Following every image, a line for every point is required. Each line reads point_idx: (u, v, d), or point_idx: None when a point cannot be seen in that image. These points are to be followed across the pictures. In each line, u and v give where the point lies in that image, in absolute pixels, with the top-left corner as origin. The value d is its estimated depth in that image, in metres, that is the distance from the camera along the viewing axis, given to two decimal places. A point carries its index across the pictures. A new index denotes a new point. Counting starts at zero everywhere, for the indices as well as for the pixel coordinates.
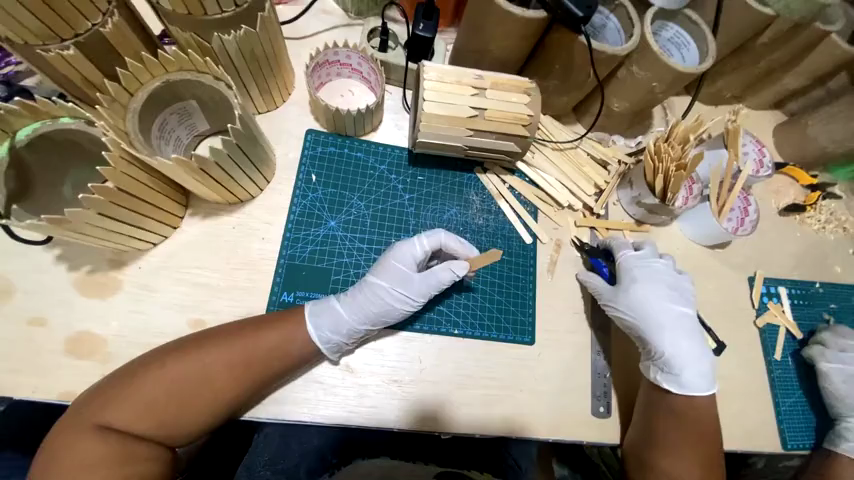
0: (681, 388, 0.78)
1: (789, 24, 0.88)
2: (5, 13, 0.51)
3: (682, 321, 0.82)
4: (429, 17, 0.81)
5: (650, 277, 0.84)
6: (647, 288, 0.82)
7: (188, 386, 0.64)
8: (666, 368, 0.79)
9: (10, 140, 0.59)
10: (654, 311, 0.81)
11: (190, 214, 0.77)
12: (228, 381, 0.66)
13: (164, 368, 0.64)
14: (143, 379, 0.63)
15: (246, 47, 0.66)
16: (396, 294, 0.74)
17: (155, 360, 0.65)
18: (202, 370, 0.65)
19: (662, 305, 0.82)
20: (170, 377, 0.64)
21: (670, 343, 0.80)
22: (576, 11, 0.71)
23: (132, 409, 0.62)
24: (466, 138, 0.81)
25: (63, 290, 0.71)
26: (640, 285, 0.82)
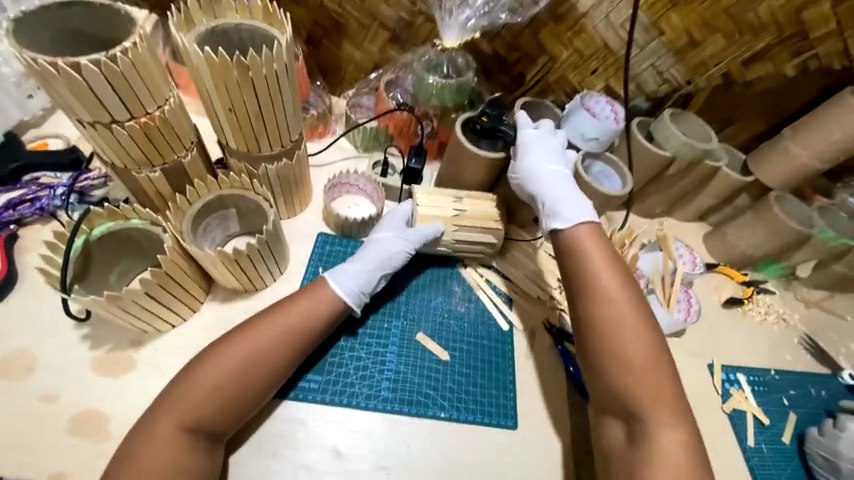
0: (564, 223, 0.90)
1: (686, 162, 1.19)
2: (122, 149, 0.72)
3: (561, 174, 0.97)
4: (419, 154, 1.09)
5: (539, 145, 0.99)
6: (542, 171, 0.97)
7: (243, 361, 0.73)
8: (547, 210, 0.93)
9: (86, 234, 0.74)
10: (545, 176, 0.96)
11: (210, 299, 0.88)
12: (277, 350, 0.76)
13: (223, 348, 0.74)
14: (205, 362, 0.73)
15: (283, 172, 0.89)
16: (395, 242, 0.94)
17: (213, 346, 0.75)
18: (252, 344, 0.75)
19: (544, 152, 0.98)
20: (229, 355, 0.73)
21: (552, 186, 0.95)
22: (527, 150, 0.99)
23: (201, 391, 0.70)
24: (452, 232, 1.00)
25: (80, 368, 0.77)
26: (533, 173, 0.97)
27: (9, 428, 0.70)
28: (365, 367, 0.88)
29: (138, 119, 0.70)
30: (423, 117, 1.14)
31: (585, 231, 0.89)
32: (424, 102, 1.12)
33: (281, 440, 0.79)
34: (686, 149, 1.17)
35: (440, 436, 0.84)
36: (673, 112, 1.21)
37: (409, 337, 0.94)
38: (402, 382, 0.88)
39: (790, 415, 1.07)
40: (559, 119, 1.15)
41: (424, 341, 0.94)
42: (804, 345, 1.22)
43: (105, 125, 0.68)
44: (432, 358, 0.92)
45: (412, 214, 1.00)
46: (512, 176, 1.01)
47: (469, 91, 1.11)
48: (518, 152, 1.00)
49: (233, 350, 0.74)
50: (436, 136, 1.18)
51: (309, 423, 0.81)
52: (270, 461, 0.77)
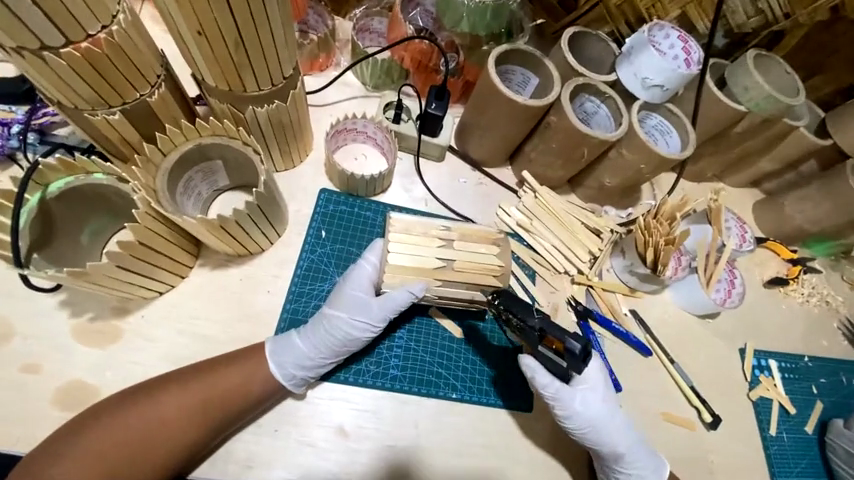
0: None
1: (759, 119, 0.98)
2: (65, 84, 0.56)
3: (623, 431, 0.77)
4: (441, 97, 0.90)
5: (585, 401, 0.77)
6: (603, 424, 0.76)
7: (147, 431, 0.62)
8: (613, 456, 0.77)
9: (41, 191, 0.62)
10: (606, 426, 0.76)
11: (200, 263, 0.79)
12: (190, 424, 0.64)
13: (131, 408, 0.63)
14: (104, 421, 0.61)
15: (275, 117, 0.73)
16: (353, 324, 0.73)
17: (119, 404, 0.63)
18: (165, 411, 0.63)
19: (607, 391, 0.79)
20: (135, 420, 0.62)
21: (617, 442, 0.77)
22: (560, 359, 0.72)
23: (87, 457, 0.59)
24: (435, 288, 0.75)
25: (61, 336, 0.70)
26: (604, 420, 0.76)
27: None
28: (373, 343, 0.82)
29: (77, 44, 0.54)
30: (448, 48, 0.94)
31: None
32: (450, 29, 0.91)
33: (281, 417, 0.74)
34: (770, 102, 0.94)
35: (449, 418, 0.79)
36: (757, 54, 0.97)
37: (419, 311, 0.86)
38: (411, 360, 0.82)
39: (817, 404, 1.01)
40: (617, 57, 0.93)
41: (437, 318, 0.86)
42: (843, 331, 1.12)
43: (35, 53, 0.52)
44: (446, 336, 0.85)
45: (381, 264, 0.75)
46: (559, 410, 0.76)
47: (508, 15, 0.88)
48: (580, 387, 0.78)
49: (142, 416, 0.62)
50: (461, 74, 0.97)
51: (314, 400, 0.76)
52: (268, 439, 0.72)
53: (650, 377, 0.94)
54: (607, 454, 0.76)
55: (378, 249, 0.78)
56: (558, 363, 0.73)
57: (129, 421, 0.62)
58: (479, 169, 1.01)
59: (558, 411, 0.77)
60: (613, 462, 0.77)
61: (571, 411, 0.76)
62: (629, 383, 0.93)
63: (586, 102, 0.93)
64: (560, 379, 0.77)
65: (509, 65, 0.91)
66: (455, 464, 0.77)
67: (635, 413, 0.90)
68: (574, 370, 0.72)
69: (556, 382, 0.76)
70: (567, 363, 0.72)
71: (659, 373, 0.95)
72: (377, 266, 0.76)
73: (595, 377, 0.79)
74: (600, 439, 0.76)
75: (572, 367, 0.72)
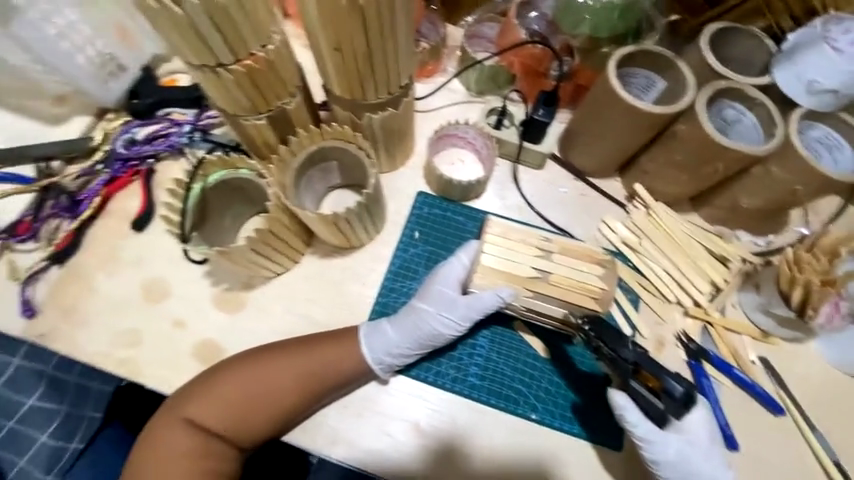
0: None
1: None
2: (229, 95, 0.67)
3: None
4: (550, 104, 0.89)
5: (682, 453, 0.67)
6: (700, 479, 0.68)
7: (258, 390, 0.71)
8: None
9: (201, 183, 0.75)
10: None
11: (310, 252, 0.87)
12: (291, 391, 0.71)
13: (247, 369, 0.72)
14: (227, 375, 0.72)
15: (388, 124, 0.78)
16: (441, 320, 0.74)
17: (238, 363, 0.73)
18: (272, 376, 0.72)
19: (711, 445, 0.69)
20: (250, 379, 0.72)
21: None
22: (655, 400, 0.66)
23: (215, 402, 0.70)
24: (527, 298, 0.72)
25: (203, 301, 0.85)
26: (701, 474, 0.68)
27: (153, 343, 0.82)
28: (455, 349, 0.82)
29: (242, 62, 0.64)
30: (562, 52, 0.90)
31: None
32: (568, 33, 0.86)
33: (365, 403, 0.79)
34: None
35: (526, 437, 0.76)
36: None
37: (502, 322, 0.83)
38: (491, 371, 0.80)
39: None
40: (773, 57, 0.79)
41: (521, 331, 0.83)
42: None
43: (210, 68, 0.63)
44: (529, 352, 0.81)
45: (472, 264, 0.75)
46: (649, 455, 0.68)
47: (636, 13, 0.82)
48: (677, 435, 0.68)
49: (255, 377, 0.72)
50: (573, 77, 0.91)
51: (395, 392, 0.79)
52: (352, 421, 0.78)
53: (779, 442, 0.78)
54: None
55: (471, 250, 0.77)
56: (651, 403, 0.67)
57: (242, 383, 0.71)
58: (583, 179, 0.95)
59: (647, 455, 0.69)
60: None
61: (662, 457, 0.68)
62: (748, 443, 0.78)
63: (724, 110, 0.80)
64: (653, 421, 0.68)
65: (632, 67, 0.82)
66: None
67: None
68: (670, 413, 0.66)
69: (648, 424, 0.68)
70: (661, 404, 0.66)
71: (793, 440, 0.78)
72: (469, 265, 0.76)
73: (699, 427, 0.68)
74: None
75: (668, 410, 0.65)
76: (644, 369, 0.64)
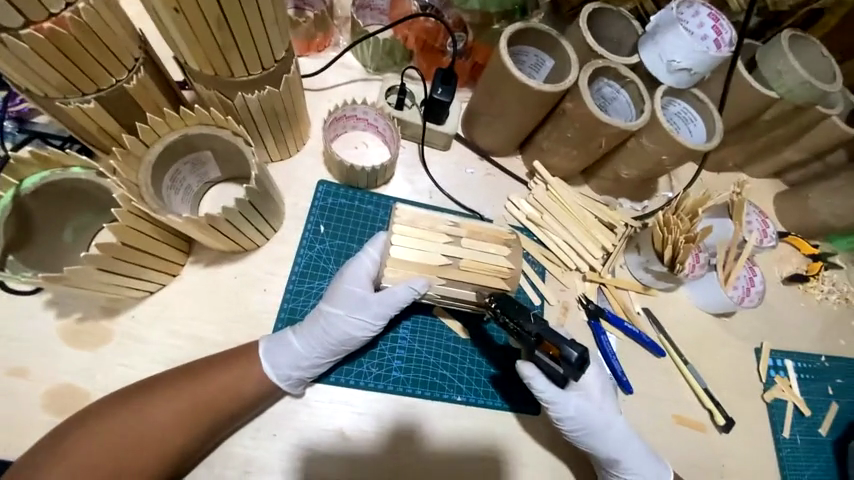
0: None
1: (790, 106, 0.90)
2: (30, 71, 0.50)
3: (626, 439, 0.74)
4: (448, 82, 0.84)
5: (582, 409, 0.74)
6: (602, 431, 0.74)
7: (135, 438, 0.58)
8: (610, 463, 0.74)
9: (14, 189, 0.57)
10: (605, 432, 0.74)
11: (192, 261, 0.75)
12: (180, 430, 0.60)
13: (116, 414, 0.59)
14: (88, 427, 0.57)
15: (268, 105, 0.67)
16: (352, 321, 0.68)
17: (103, 411, 0.59)
18: (153, 416, 0.60)
19: (606, 395, 0.77)
20: (121, 426, 0.58)
21: (617, 448, 0.74)
22: (557, 366, 0.68)
23: (71, 467, 0.55)
24: (438, 286, 0.70)
25: (48, 338, 0.67)
26: (601, 425, 0.74)
27: None
28: (375, 346, 0.78)
29: (39, 24, 0.48)
30: (455, 27, 0.88)
31: None
32: (459, 7, 0.86)
33: (280, 421, 0.71)
34: (804, 89, 0.87)
35: (455, 420, 0.76)
36: (792, 35, 0.89)
37: (422, 310, 0.82)
38: (415, 361, 0.78)
39: (832, 405, 0.98)
40: (640, 37, 0.85)
41: (441, 316, 0.82)
42: None
43: None
44: (450, 335, 0.81)
45: (382, 257, 0.71)
46: (554, 414, 0.74)
47: None
48: (577, 393, 0.75)
49: (128, 422, 0.59)
50: (469, 54, 0.90)
51: (312, 403, 0.73)
52: (267, 444, 0.70)
53: (663, 379, 0.91)
54: (603, 459, 0.74)
55: (380, 243, 0.73)
56: (554, 369, 0.69)
57: (110, 434, 0.57)
58: (488, 159, 0.96)
59: (553, 413, 0.74)
60: (609, 467, 0.75)
61: (566, 415, 0.74)
62: (639, 384, 0.89)
63: (603, 87, 0.86)
64: (556, 384, 0.73)
65: (523, 45, 0.84)
66: (461, 468, 0.74)
67: (646, 415, 0.87)
68: (571, 377, 0.68)
69: (552, 386, 0.73)
70: (563, 369, 0.67)
71: (673, 375, 0.91)
72: (379, 259, 0.72)
73: (592, 381, 0.77)
74: (597, 445, 0.74)
75: (569, 375, 0.67)
76: (545, 340, 0.65)
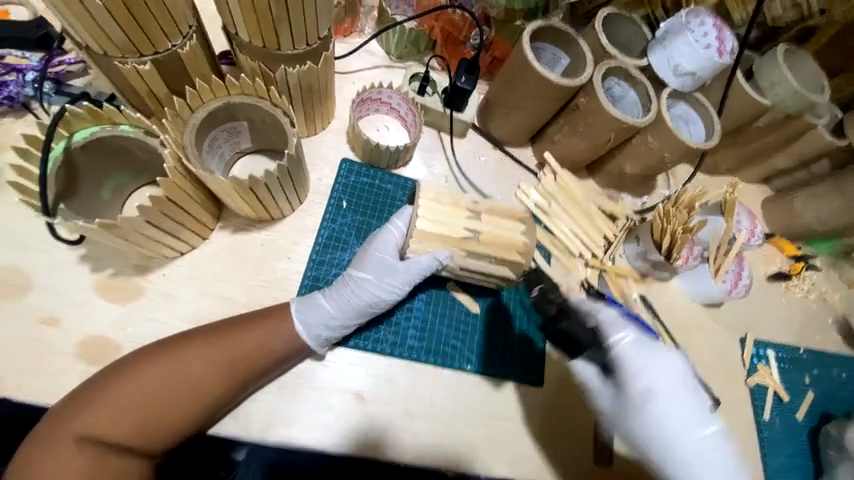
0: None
1: (781, 114, 0.97)
2: (98, 27, 0.54)
3: (689, 444, 0.68)
4: (470, 72, 0.88)
5: (633, 405, 0.70)
6: (660, 428, 0.69)
7: (173, 386, 0.61)
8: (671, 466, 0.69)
9: (66, 140, 0.60)
10: (662, 434, 0.69)
11: (221, 226, 0.78)
12: (215, 381, 0.63)
13: (155, 363, 0.62)
14: (129, 374, 0.60)
15: (306, 80, 0.71)
16: (381, 286, 0.73)
17: (142, 359, 0.62)
18: (191, 366, 0.63)
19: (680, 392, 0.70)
20: (160, 374, 0.61)
21: (675, 453, 0.68)
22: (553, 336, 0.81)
23: (115, 408, 0.58)
24: (459, 258, 0.75)
25: (81, 290, 0.70)
26: (662, 417, 0.69)
27: (9, 350, 0.65)
28: (393, 316, 0.83)
29: None
30: (481, 20, 0.93)
31: None
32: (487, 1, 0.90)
33: (301, 381, 0.75)
34: (795, 100, 0.95)
35: (464, 389, 0.81)
36: (786, 48, 0.97)
37: (437, 284, 0.86)
38: (428, 332, 0.83)
39: (808, 393, 1.05)
40: (649, 42, 0.92)
41: (453, 291, 0.87)
42: (838, 327, 1.15)
43: None
44: (461, 310, 0.86)
45: (406, 229, 0.75)
46: (604, 404, 0.73)
47: None
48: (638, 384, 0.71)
49: (167, 371, 0.61)
50: (488, 49, 0.96)
51: (331, 366, 0.77)
52: (290, 401, 0.73)
53: None
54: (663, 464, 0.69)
55: (406, 216, 0.77)
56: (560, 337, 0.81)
57: (148, 384, 0.60)
58: (501, 148, 1.01)
59: (602, 404, 0.73)
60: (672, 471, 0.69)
61: (619, 405, 0.72)
62: None
63: (614, 86, 0.92)
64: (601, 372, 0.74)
65: (542, 41, 0.90)
66: (470, 432, 0.78)
67: None
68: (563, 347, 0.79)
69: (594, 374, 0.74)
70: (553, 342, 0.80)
71: None
72: (404, 232, 0.76)
73: (656, 375, 0.71)
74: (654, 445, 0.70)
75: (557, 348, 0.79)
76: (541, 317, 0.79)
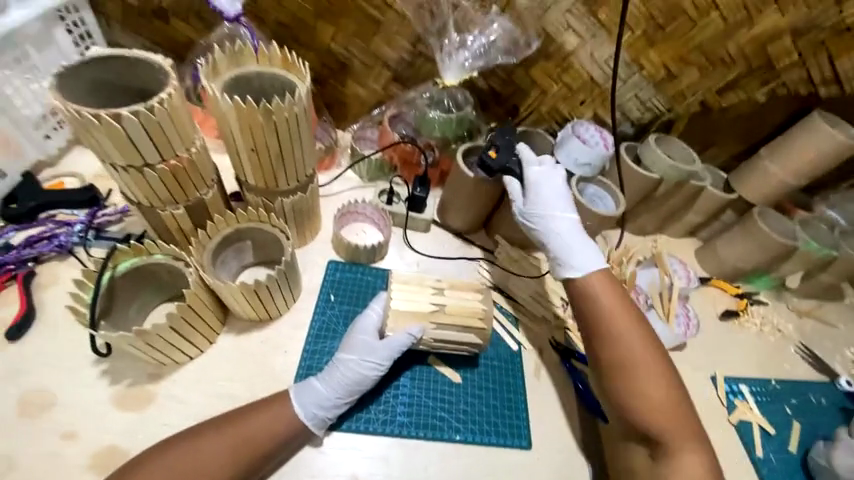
0: (577, 274, 0.91)
1: (672, 183, 1.23)
2: (150, 189, 0.77)
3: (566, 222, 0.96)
4: (424, 183, 1.16)
5: (544, 183, 0.99)
6: (545, 196, 0.98)
7: (183, 479, 0.67)
8: (542, 228, 0.97)
9: (112, 271, 0.77)
10: (544, 201, 0.98)
11: (226, 330, 0.90)
12: (222, 470, 0.69)
13: (168, 457, 0.68)
14: (144, 471, 0.67)
15: (297, 205, 0.95)
16: (365, 364, 0.83)
17: (156, 456, 0.69)
18: (200, 457, 0.69)
19: (553, 199, 0.98)
20: (172, 468, 0.67)
21: (553, 229, 0.96)
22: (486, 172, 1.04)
23: None
24: (431, 330, 0.88)
25: (99, 403, 0.78)
26: (541, 184, 0.99)
27: (31, 469, 0.71)
28: (381, 394, 0.90)
29: (167, 162, 0.75)
30: (426, 147, 1.20)
31: (610, 294, 0.89)
32: (427, 134, 1.19)
33: (302, 469, 0.79)
34: (673, 172, 1.21)
35: (457, 459, 0.86)
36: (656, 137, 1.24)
37: (420, 359, 0.95)
38: (417, 406, 0.90)
39: (794, 423, 1.09)
40: (553, 146, 1.21)
41: (435, 363, 0.96)
42: (801, 354, 1.23)
43: (137, 168, 0.73)
44: (445, 380, 0.94)
45: (384, 311, 0.90)
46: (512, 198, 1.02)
47: (468, 123, 1.18)
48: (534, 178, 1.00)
49: (179, 463, 0.68)
50: (437, 166, 1.23)
51: (328, 452, 0.82)
52: None
53: None
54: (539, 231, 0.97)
55: (382, 300, 0.92)
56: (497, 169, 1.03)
57: (160, 477, 0.66)
58: (461, 236, 1.19)
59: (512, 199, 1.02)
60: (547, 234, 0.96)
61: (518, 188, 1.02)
62: None
63: None
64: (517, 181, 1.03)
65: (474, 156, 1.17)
66: None
67: None
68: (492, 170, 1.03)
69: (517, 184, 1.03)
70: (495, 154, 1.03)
71: None
72: (381, 313, 0.90)
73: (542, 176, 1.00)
74: (537, 221, 0.97)
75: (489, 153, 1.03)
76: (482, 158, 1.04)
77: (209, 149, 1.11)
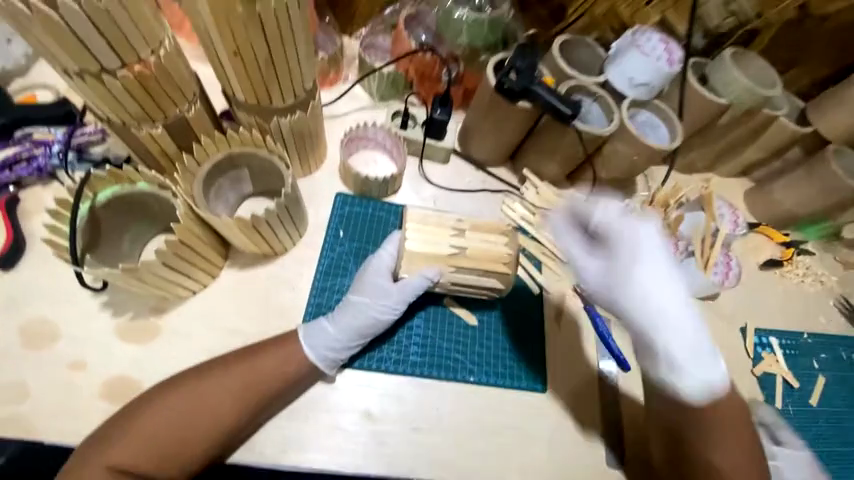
0: (684, 380, 0.70)
1: (741, 110, 1.03)
2: (117, 103, 0.64)
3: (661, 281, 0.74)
4: (445, 103, 0.99)
5: (630, 256, 0.75)
6: (641, 273, 0.73)
7: (193, 414, 0.66)
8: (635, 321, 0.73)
9: (91, 201, 0.69)
10: (640, 288, 0.73)
11: (228, 265, 0.84)
12: (231, 406, 0.68)
13: (176, 393, 0.67)
14: (153, 405, 0.66)
15: (298, 127, 0.81)
16: (378, 307, 0.78)
17: (165, 391, 0.68)
18: (208, 394, 0.68)
19: (650, 261, 0.75)
20: (182, 404, 0.67)
21: (653, 328, 0.72)
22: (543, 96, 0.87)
23: (141, 436, 0.64)
24: (449, 274, 0.80)
25: (103, 335, 0.76)
26: (634, 253, 0.75)
27: (45, 395, 0.72)
28: (394, 336, 0.86)
29: (130, 66, 0.61)
30: (450, 59, 1.00)
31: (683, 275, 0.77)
32: (451, 42, 0.99)
33: (313, 404, 0.79)
34: (747, 95, 1.00)
35: (469, 400, 0.84)
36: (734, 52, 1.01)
37: (434, 301, 0.90)
38: (430, 348, 0.86)
39: (819, 378, 1.05)
40: (604, 61, 1.00)
41: (450, 306, 0.90)
42: (840, 307, 1.13)
43: (95, 75, 0.60)
44: (461, 324, 0.89)
45: (398, 252, 0.82)
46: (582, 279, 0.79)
47: (503, 28, 0.96)
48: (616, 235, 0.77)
49: (188, 399, 0.67)
50: (461, 83, 1.03)
51: (339, 388, 0.81)
52: (302, 424, 0.77)
53: None
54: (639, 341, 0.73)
55: (395, 240, 0.83)
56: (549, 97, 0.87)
57: (170, 412, 0.66)
58: (483, 169, 1.06)
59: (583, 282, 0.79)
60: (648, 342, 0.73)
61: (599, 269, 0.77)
62: None
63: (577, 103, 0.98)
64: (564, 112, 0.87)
65: None
66: (478, 440, 0.82)
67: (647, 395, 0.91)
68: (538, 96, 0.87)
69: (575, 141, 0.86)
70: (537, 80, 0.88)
71: None
72: (394, 254, 0.82)
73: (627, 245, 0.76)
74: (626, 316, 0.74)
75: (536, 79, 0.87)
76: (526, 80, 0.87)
77: (191, 58, 0.94)
